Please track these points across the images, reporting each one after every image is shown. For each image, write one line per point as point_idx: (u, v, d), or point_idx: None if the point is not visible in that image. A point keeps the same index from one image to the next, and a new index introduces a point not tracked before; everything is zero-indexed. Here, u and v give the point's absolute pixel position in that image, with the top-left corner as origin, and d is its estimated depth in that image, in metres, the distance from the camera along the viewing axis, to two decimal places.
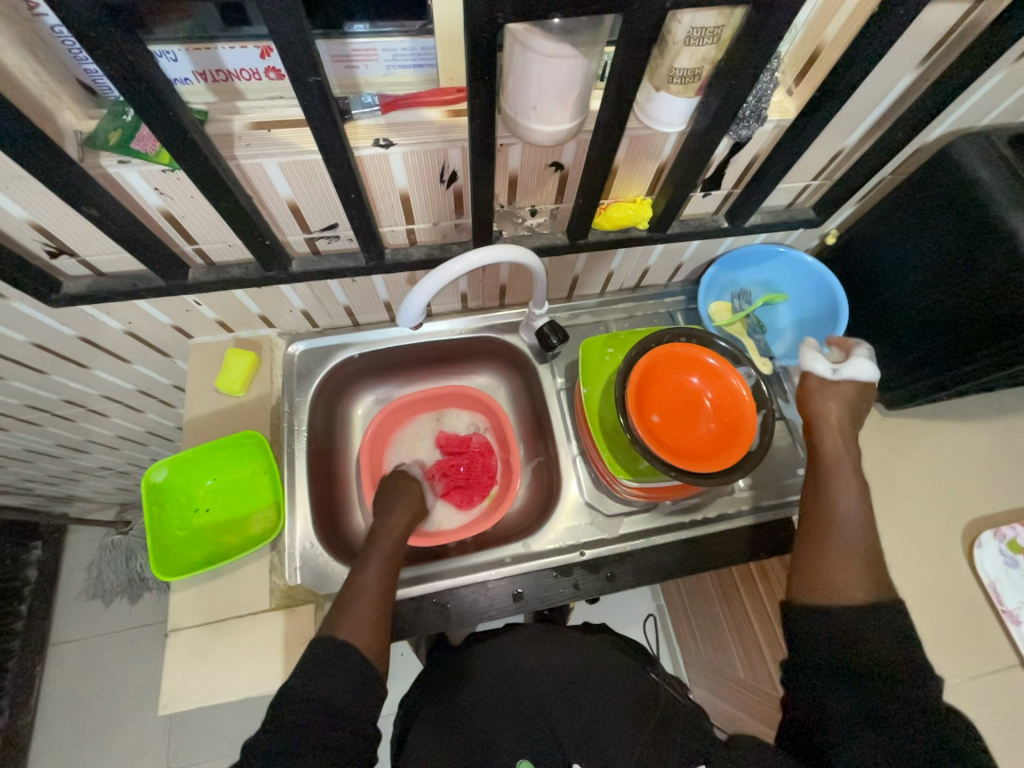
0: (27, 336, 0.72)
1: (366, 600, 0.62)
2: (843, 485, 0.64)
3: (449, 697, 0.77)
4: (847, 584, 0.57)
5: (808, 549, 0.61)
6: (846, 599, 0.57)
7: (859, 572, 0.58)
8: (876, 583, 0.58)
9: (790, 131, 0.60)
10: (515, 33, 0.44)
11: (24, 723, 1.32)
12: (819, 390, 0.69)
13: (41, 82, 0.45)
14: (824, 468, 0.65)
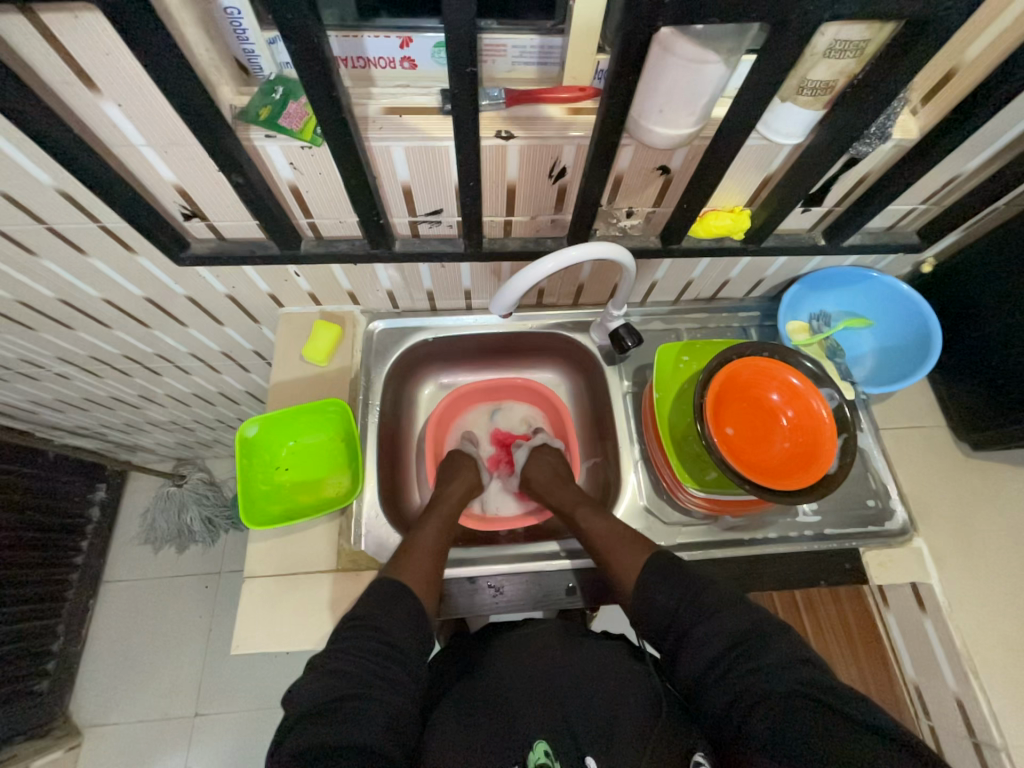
0: (142, 290, 0.78)
1: (421, 554, 0.69)
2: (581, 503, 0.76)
3: (464, 685, 0.72)
4: (626, 560, 0.67)
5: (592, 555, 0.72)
6: (627, 581, 0.66)
7: (624, 551, 0.68)
8: (636, 552, 0.67)
9: (912, 152, 0.58)
10: (659, 38, 0.46)
11: (76, 650, 1.41)
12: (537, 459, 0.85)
13: (210, 58, 0.50)
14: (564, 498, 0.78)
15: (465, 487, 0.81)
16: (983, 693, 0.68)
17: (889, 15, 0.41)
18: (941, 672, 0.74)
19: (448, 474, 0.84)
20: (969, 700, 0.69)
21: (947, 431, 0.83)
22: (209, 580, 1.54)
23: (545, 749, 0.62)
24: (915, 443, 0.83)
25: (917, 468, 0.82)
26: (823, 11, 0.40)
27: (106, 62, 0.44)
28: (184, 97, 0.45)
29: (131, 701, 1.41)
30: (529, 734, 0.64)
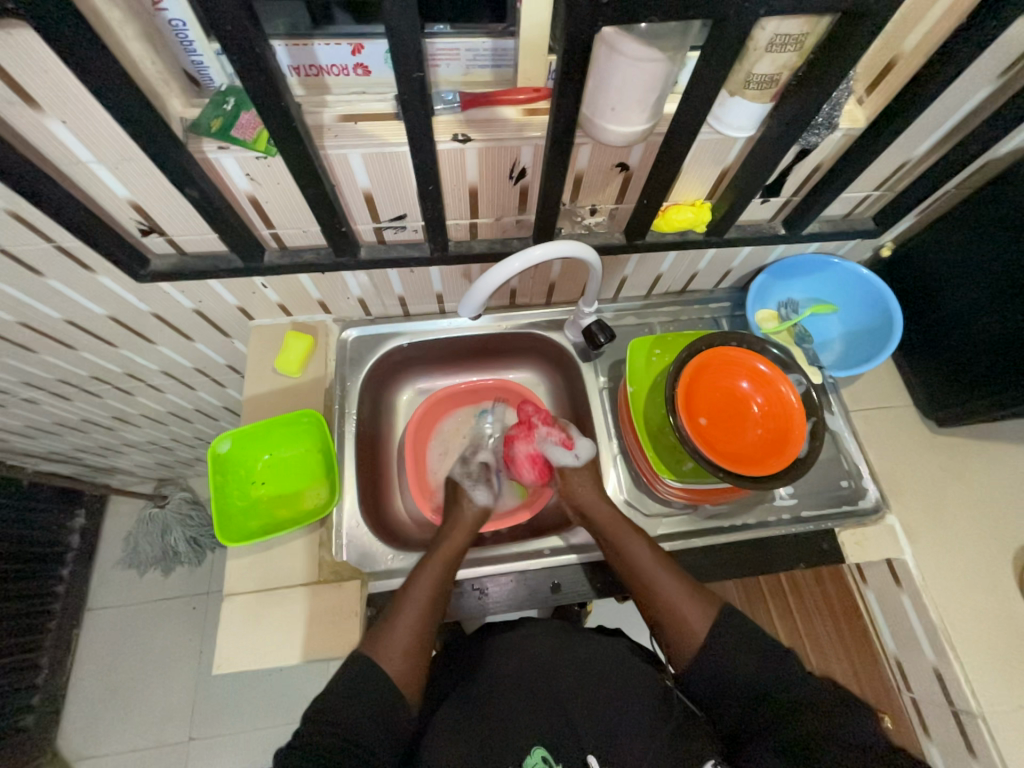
0: (105, 308, 0.77)
1: (409, 624, 0.63)
2: (633, 541, 0.70)
3: (460, 694, 0.72)
4: (694, 619, 0.64)
5: (649, 605, 0.67)
6: (699, 640, 0.63)
7: (695, 605, 0.65)
8: (706, 607, 0.65)
9: (861, 141, 0.60)
10: (605, 37, 0.46)
11: (60, 681, 1.37)
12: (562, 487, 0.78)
13: (157, 71, 0.49)
14: (613, 538, 0.71)
15: (466, 528, 0.75)
16: (956, 662, 0.70)
17: (823, 9, 0.42)
18: (919, 645, 0.76)
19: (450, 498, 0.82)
20: (946, 670, 0.71)
21: (914, 410, 0.85)
22: (197, 600, 1.51)
23: (543, 753, 0.63)
24: (884, 422, 0.85)
25: (887, 447, 0.84)
26: (759, 7, 0.41)
27: (46, 80, 0.43)
28: (129, 113, 0.44)
29: (121, 731, 1.38)
30: (526, 739, 0.64)
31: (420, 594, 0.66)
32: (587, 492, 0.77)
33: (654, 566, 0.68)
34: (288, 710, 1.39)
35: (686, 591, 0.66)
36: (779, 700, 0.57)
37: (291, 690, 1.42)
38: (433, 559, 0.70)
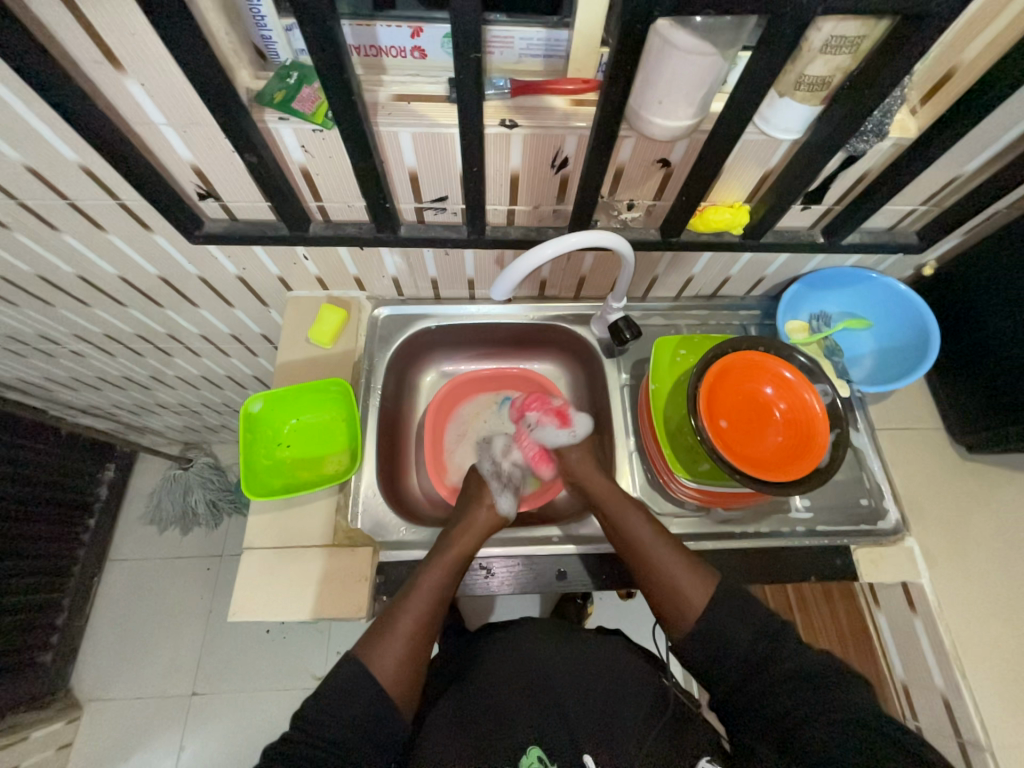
0: (157, 268, 0.81)
1: (405, 633, 0.63)
2: (631, 511, 0.71)
3: (456, 689, 0.73)
4: (689, 589, 0.64)
5: (646, 574, 0.67)
6: (695, 611, 0.62)
7: (692, 577, 0.64)
8: (704, 581, 0.64)
9: (911, 150, 0.59)
10: (658, 30, 0.47)
11: (79, 624, 1.44)
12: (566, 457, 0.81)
13: (229, 42, 0.52)
14: (612, 508, 0.72)
15: (476, 534, 0.73)
16: (968, 693, 0.68)
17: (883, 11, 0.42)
18: (928, 672, 0.74)
19: (465, 498, 0.80)
20: (956, 700, 0.69)
21: (944, 434, 0.83)
22: (211, 562, 1.57)
23: (538, 752, 0.63)
24: (911, 443, 0.83)
25: (911, 468, 0.82)
26: (817, 5, 0.41)
27: (132, 43, 0.47)
28: (202, 78, 0.47)
29: (130, 678, 1.44)
30: (520, 739, 0.64)
31: (419, 602, 0.66)
32: (588, 465, 0.79)
33: (647, 535, 0.68)
34: (288, 676, 1.43)
35: (679, 559, 0.66)
36: (781, 698, 0.56)
37: (292, 656, 1.46)
38: (434, 570, 0.69)
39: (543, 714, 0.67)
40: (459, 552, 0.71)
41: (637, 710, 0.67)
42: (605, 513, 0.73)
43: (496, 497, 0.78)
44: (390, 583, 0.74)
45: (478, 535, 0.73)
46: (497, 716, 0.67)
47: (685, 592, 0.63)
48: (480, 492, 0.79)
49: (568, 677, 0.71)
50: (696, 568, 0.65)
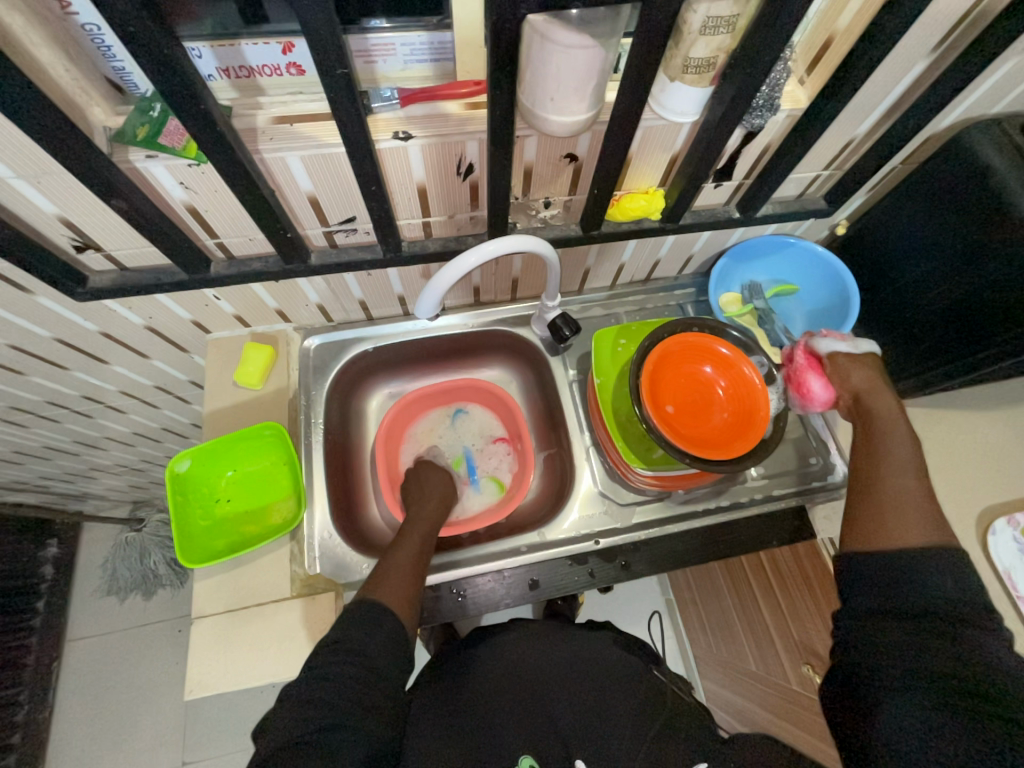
0: (49, 331, 0.73)
1: (405, 561, 0.67)
2: (899, 434, 0.62)
3: (442, 699, 0.70)
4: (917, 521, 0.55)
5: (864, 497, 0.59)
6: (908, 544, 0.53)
7: (916, 521, 0.55)
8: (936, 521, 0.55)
9: (804, 120, 0.60)
10: (536, 26, 0.45)
11: (43, 716, 1.33)
12: (864, 371, 0.66)
13: (72, 79, 0.47)
14: (881, 424, 0.63)
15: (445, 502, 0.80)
16: None
17: None
18: None
19: (423, 491, 0.81)
20: None
21: None
22: (181, 623, 1.47)
23: (531, 763, 0.61)
24: None
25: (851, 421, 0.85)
26: None
27: None
28: (40, 125, 0.42)
29: (110, 763, 1.34)
30: (511, 747, 0.63)
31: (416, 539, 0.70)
32: (871, 376, 0.66)
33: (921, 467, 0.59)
34: None
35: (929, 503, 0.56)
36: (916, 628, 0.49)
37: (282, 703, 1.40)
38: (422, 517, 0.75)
39: (533, 722, 0.66)
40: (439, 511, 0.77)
41: (624, 704, 0.67)
42: (864, 431, 0.63)
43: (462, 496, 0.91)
44: None
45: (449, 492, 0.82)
46: (484, 726, 0.66)
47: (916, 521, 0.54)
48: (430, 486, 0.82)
49: (559, 681, 0.70)
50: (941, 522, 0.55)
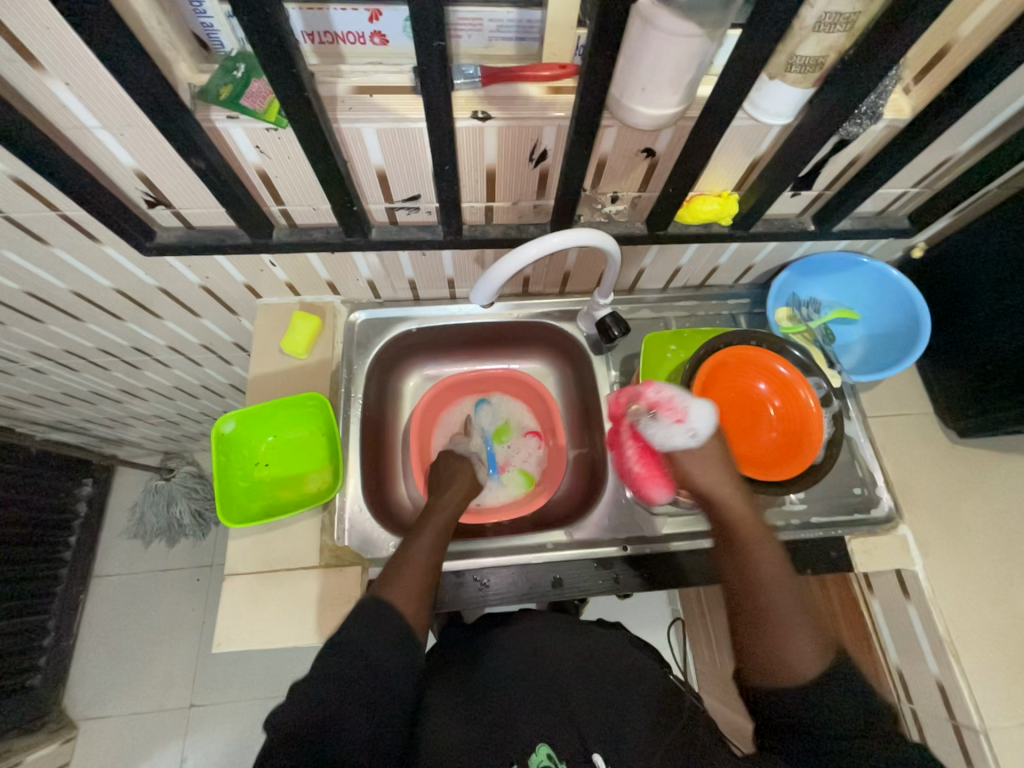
0: (111, 281, 0.75)
1: (420, 561, 0.64)
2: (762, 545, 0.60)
3: (461, 680, 0.70)
4: (803, 651, 0.52)
5: (741, 617, 0.57)
6: (792, 681, 0.51)
7: (801, 646, 0.53)
8: (822, 648, 0.53)
9: (905, 133, 0.56)
10: (641, 10, 0.43)
11: (67, 644, 1.41)
12: (701, 455, 0.65)
13: (164, 32, 0.46)
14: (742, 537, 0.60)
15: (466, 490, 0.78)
16: (961, 677, 0.69)
17: None
18: (922, 656, 0.74)
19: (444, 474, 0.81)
20: (950, 684, 0.70)
21: (934, 419, 0.83)
22: (200, 573, 1.53)
23: (549, 751, 0.61)
24: (903, 430, 0.83)
25: (903, 454, 0.81)
26: None
27: (49, 39, 0.41)
28: (132, 76, 0.42)
29: (125, 696, 1.41)
30: (528, 736, 0.63)
31: (431, 536, 0.68)
32: (713, 468, 0.64)
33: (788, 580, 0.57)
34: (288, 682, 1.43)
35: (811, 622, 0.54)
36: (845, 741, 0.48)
37: (290, 661, 1.45)
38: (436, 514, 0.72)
39: (551, 711, 0.65)
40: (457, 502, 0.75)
41: (643, 704, 0.66)
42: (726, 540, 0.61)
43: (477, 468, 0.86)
44: None
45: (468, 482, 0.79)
46: (501, 712, 0.66)
47: (799, 651, 0.52)
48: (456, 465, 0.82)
49: (577, 674, 0.70)
50: (822, 644, 0.53)
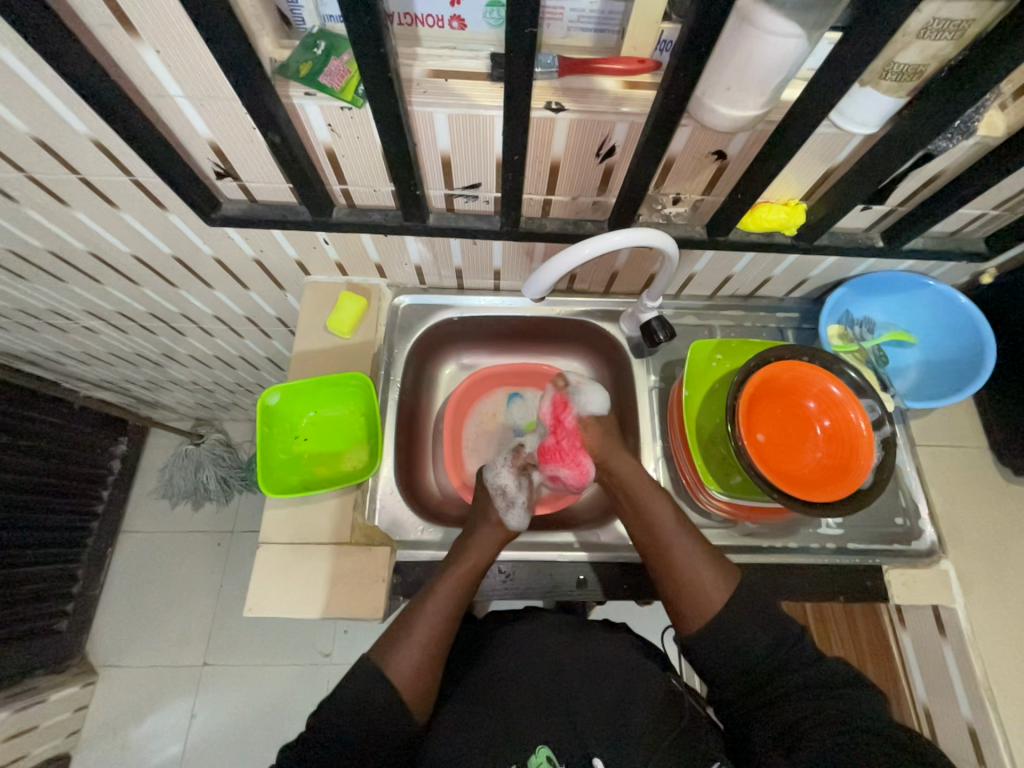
0: (170, 248, 0.77)
1: (422, 638, 0.61)
2: (651, 498, 0.68)
3: (463, 682, 0.69)
4: (714, 587, 0.61)
5: (661, 567, 0.65)
6: (712, 611, 0.60)
7: (713, 573, 0.62)
8: (726, 575, 0.62)
9: (998, 151, 0.53)
10: (740, 7, 0.42)
11: (94, 593, 1.47)
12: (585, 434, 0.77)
13: (253, 5, 0.47)
14: (638, 502, 0.68)
15: (487, 548, 0.70)
16: (996, 722, 0.67)
17: None
18: (954, 696, 0.72)
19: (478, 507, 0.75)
20: (982, 728, 0.68)
21: (986, 453, 0.80)
22: (222, 538, 1.58)
23: (548, 754, 0.60)
24: (953, 461, 0.79)
25: (951, 486, 0.78)
26: None
27: (147, 5, 0.42)
28: (223, 48, 0.43)
29: (142, 648, 1.47)
30: (527, 741, 0.62)
31: (438, 607, 0.64)
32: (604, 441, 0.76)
33: (677, 520, 0.66)
34: (299, 652, 1.46)
35: (709, 554, 0.64)
36: (778, 685, 0.57)
37: (301, 632, 1.48)
38: (450, 576, 0.67)
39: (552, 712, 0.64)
40: (475, 562, 0.68)
41: (646, 711, 0.64)
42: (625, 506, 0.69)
43: (505, 515, 0.74)
44: (408, 583, 0.73)
45: (493, 544, 0.71)
46: (503, 708, 0.65)
47: (709, 586, 0.61)
48: (487, 510, 0.74)
49: (579, 675, 0.68)
50: (722, 566, 0.63)
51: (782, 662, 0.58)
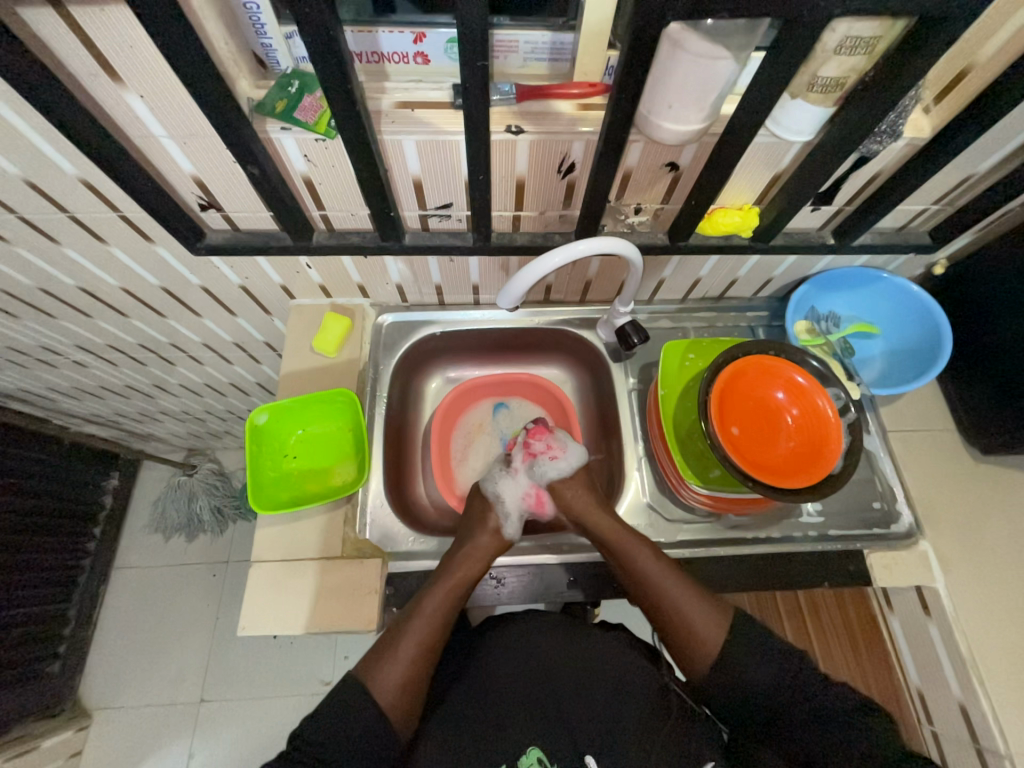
0: (158, 279, 0.80)
1: (408, 655, 0.62)
2: (636, 549, 0.68)
3: (458, 686, 0.70)
4: (711, 632, 0.62)
5: (658, 616, 0.65)
6: (714, 653, 0.61)
7: (708, 616, 0.63)
8: (720, 613, 0.63)
9: (925, 150, 0.58)
10: (670, 33, 0.46)
11: (86, 633, 1.44)
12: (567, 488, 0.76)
13: (229, 51, 0.51)
14: (624, 555, 0.68)
15: (477, 560, 0.70)
16: (984, 699, 0.68)
17: (896, 10, 0.41)
18: (944, 677, 0.73)
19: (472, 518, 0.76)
20: (973, 707, 0.69)
21: (955, 436, 0.83)
22: (216, 568, 1.56)
23: (540, 755, 0.63)
24: (924, 445, 0.82)
25: (925, 470, 0.81)
26: (832, 9, 0.40)
27: (130, 56, 0.46)
28: (202, 91, 0.46)
29: (137, 687, 1.44)
30: (519, 742, 0.64)
31: (424, 625, 0.64)
32: (584, 496, 0.75)
33: (666, 569, 0.66)
34: (299, 682, 1.44)
35: (703, 598, 0.64)
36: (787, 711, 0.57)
37: (301, 661, 1.46)
38: (437, 593, 0.66)
39: (545, 714, 0.66)
40: (463, 576, 0.68)
41: (639, 708, 0.66)
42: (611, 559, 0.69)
43: (502, 525, 0.75)
44: (400, 595, 0.74)
45: (482, 557, 0.70)
46: (496, 713, 0.67)
47: (707, 629, 0.62)
48: (483, 516, 0.75)
49: (574, 677, 0.69)
50: (717, 607, 0.64)
51: (790, 696, 0.58)
